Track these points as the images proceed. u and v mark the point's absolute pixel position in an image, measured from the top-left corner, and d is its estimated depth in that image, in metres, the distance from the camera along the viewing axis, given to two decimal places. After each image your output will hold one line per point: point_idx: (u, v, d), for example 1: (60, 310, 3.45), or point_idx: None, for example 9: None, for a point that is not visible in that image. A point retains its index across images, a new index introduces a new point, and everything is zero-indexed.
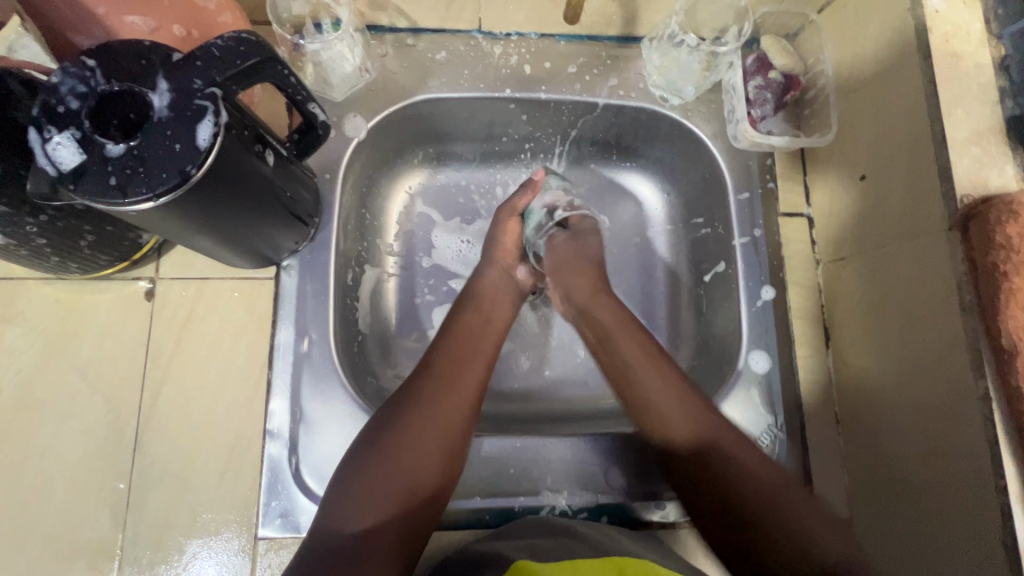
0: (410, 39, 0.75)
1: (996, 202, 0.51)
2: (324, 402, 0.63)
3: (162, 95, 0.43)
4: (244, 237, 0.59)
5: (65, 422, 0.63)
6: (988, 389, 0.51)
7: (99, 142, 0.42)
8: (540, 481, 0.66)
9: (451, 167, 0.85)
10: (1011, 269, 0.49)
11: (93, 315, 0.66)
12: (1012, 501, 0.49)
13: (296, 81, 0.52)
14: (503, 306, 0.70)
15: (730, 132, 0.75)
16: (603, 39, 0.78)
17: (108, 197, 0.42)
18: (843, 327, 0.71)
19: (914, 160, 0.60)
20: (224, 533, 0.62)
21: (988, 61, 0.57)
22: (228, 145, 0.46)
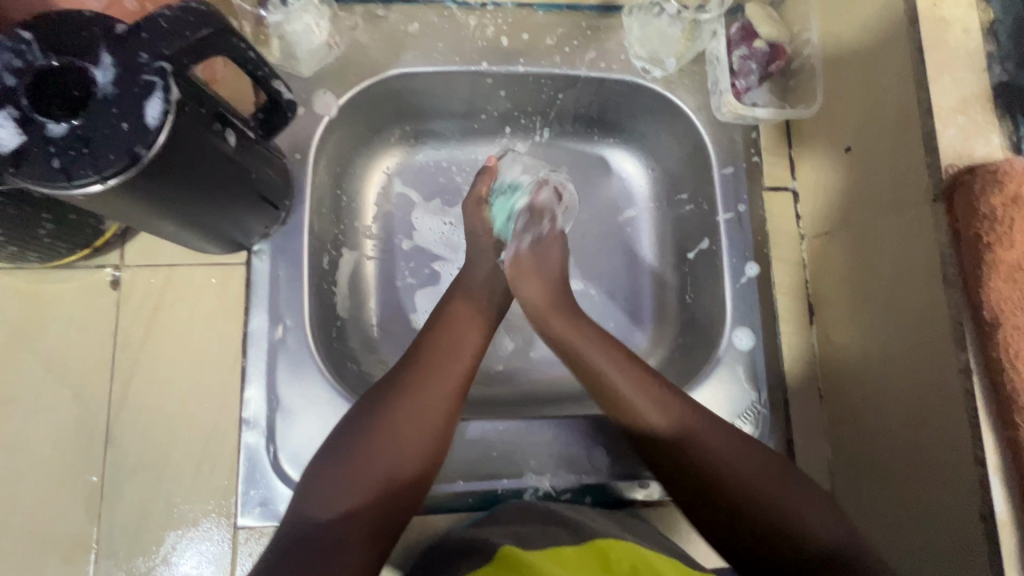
0: (381, 10, 0.72)
1: (981, 171, 0.50)
2: (301, 390, 0.62)
3: (105, 71, 0.40)
4: (210, 221, 0.56)
5: (32, 414, 0.61)
6: (970, 362, 0.51)
7: (40, 122, 0.39)
8: (523, 463, 0.66)
9: (429, 146, 0.82)
10: (995, 240, 0.49)
11: (56, 305, 0.63)
12: (990, 472, 0.49)
13: (255, 56, 0.49)
14: (493, 289, 0.69)
15: (715, 105, 0.73)
16: (583, 9, 0.75)
17: (52, 181, 0.39)
18: (828, 304, 0.70)
19: (901, 131, 0.58)
20: (202, 523, 0.61)
21: (976, 26, 0.55)
22: (182, 124, 0.44)
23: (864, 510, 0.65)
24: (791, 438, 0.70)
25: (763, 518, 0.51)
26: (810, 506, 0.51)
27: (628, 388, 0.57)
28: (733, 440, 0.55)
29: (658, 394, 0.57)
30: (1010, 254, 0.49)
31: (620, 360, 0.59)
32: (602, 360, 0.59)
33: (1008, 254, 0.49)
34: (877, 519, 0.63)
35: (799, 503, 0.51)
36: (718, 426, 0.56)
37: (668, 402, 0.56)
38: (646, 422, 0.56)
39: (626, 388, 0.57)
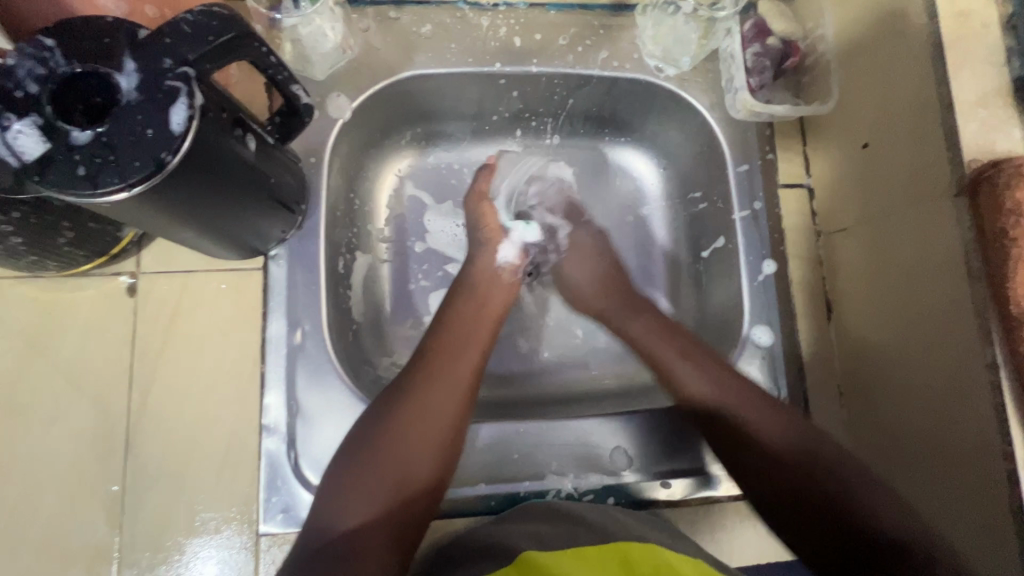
0: (393, 12, 0.71)
1: (1005, 165, 0.50)
2: (321, 395, 0.62)
3: (129, 76, 0.40)
4: (229, 226, 0.56)
5: (51, 424, 0.61)
6: (996, 357, 0.50)
7: (64, 129, 0.39)
8: (543, 465, 0.66)
9: (441, 148, 0.82)
10: (1020, 234, 0.49)
11: (72, 313, 0.63)
12: (1018, 466, 0.49)
13: (276, 60, 0.49)
14: (500, 292, 0.69)
15: (729, 103, 0.73)
16: (595, 8, 0.74)
17: (78, 189, 0.39)
18: (846, 301, 0.70)
19: (919, 126, 0.58)
20: (224, 531, 0.60)
21: (995, 19, 0.55)
22: (205, 129, 0.43)
23: None
24: None
25: (821, 495, 0.52)
26: (874, 498, 0.50)
27: (692, 380, 0.61)
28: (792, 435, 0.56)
29: (732, 382, 0.60)
30: None
31: (692, 353, 0.63)
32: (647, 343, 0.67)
33: None
34: None
35: (870, 494, 0.51)
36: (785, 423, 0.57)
37: (726, 384, 0.60)
38: (729, 411, 0.58)
39: (688, 376, 0.61)
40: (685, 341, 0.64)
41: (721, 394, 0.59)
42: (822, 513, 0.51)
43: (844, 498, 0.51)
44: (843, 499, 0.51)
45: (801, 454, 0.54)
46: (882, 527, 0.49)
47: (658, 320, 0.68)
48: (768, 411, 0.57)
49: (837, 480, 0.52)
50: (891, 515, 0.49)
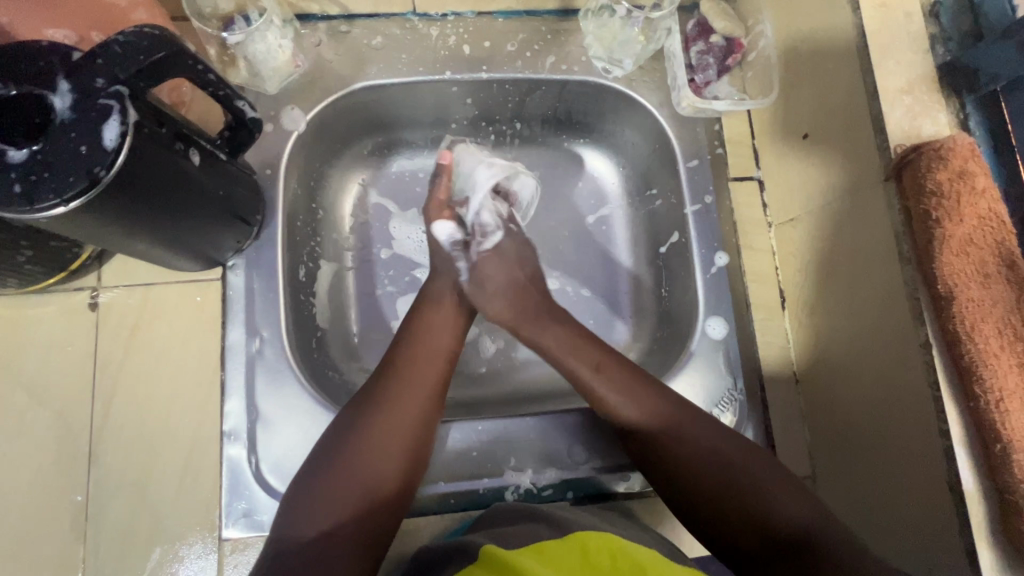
0: (344, 26, 0.73)
1: (925, 149, 0.51)
2: (280, 401, 0.63)
3: (63, 97, 0.42)
4: (182, 238, 0.58)
5: (18, 438, 0.62)
6: (929, 336, 0.51)
7: (1, 149, 0.41)
8: (503, 462, 0.66)
9: (401, 156, 0.83)
10: (943, 215, 0.50)
11: (35, 330, 0.64)
12: (955, 445, 0.50)
13: (215, 77, 0.51)
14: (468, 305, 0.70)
15: (675, 100, 0.74)
16: (542, 14, 0.76)
17: (14, 207, 0.40)
18: (798, 289, 0.71)
19: (852, 114, 0.60)
20: (188, 539, 0.61)
21: (918, 9, 0.57)
22: (143, 146, 0.45)
23: (844, 495, 0.65)
24: (769, 424, 0.70)
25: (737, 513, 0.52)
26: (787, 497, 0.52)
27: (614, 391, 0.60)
28: (708, 433, 0.57)
29: (670, 414, 0.58)
30: (960, 228, 0.50)
31: (633, 390, 0.59)
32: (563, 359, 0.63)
33: (956, 228, 0.50)
34: (853, 497, 0.63)
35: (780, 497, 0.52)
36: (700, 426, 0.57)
37: (671, 414, 0.58)
38: (687, 437, 0.56)
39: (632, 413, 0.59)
40: (631, 369, 0.61)
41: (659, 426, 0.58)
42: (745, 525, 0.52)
43: (738, 513, 0.52)
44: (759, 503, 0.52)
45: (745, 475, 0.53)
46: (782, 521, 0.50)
47: (594, 356, 0.62)
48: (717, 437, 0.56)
49: (750, 495, 0.52)
50: (797, 512, 0.51)
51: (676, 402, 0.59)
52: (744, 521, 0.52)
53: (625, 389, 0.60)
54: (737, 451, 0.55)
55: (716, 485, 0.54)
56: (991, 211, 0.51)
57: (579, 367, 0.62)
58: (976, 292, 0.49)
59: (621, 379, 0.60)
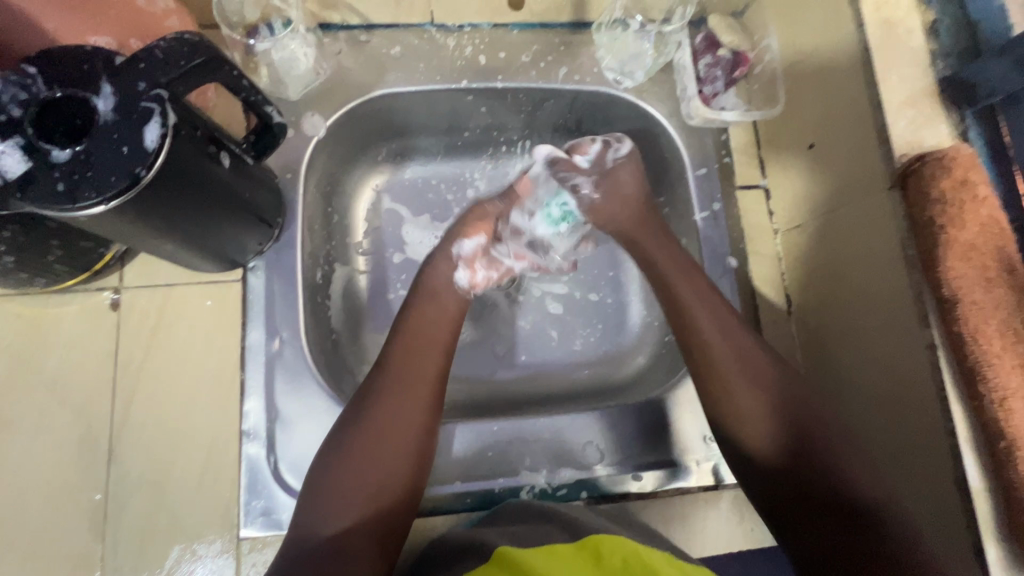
0: (364, 36, 0.75)
1: (929, 159, 0.54)
2: (300, 401, 0.64)
3: (106, 99, 0.43)
4: (208, 239, 0.59)
5: (37, 436, 0.62)
6: (934, 338, 0.53)
7: (45, 148, 0.42)
8: (518, 462, 0.67)
9: (415, 162, 0.85)
10: (948, 221, 0.53)
11: (57, 329, 0.65)
12: (960, 442, 0.51)
13: (248, 82, 0.52)
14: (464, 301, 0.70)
15: (685, 110, 0.77)
16: (556, 27, 0.79)
17: (57, 204, 0.42)
18: (803, 295, 0.73)
19: (856, 126, 0.62)
20: (205, 537, 0.62)
21: (919, 26, 0.60)
22: (179, 147, 0.46)
23: None
24: None
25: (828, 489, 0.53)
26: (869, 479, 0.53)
27: (719, 346, 0.61)
28: (790, 403, 0.57)
29: (762, 378, 0.59)
30: (963, 234, 0.52)
31: (739, 343, 0.61)
32: (695, 311, 0.62)
33: (960, 234, 0.52)
34: None
35: (863, 484, 0.52)
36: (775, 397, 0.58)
37: (750, 365, 0.59)
38: (747, 409, 0.58)
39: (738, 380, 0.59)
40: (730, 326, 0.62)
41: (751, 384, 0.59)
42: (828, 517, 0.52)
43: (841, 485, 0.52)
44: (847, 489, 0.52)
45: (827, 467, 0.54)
46: (861, 497, 0.52)
47: (727, 323, 0.62)
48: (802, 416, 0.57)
49: (842, 477, 0.53)
50: (878, 494, 0.52)
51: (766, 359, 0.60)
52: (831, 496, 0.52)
53: (736, 349, 0.60)
54: (792, 417, 0.57)
55: (786, 467, 0.56)
56: (992, 218, 0.53)
57: (705, 326, 0.61)
58: (979, 295, 0.51)
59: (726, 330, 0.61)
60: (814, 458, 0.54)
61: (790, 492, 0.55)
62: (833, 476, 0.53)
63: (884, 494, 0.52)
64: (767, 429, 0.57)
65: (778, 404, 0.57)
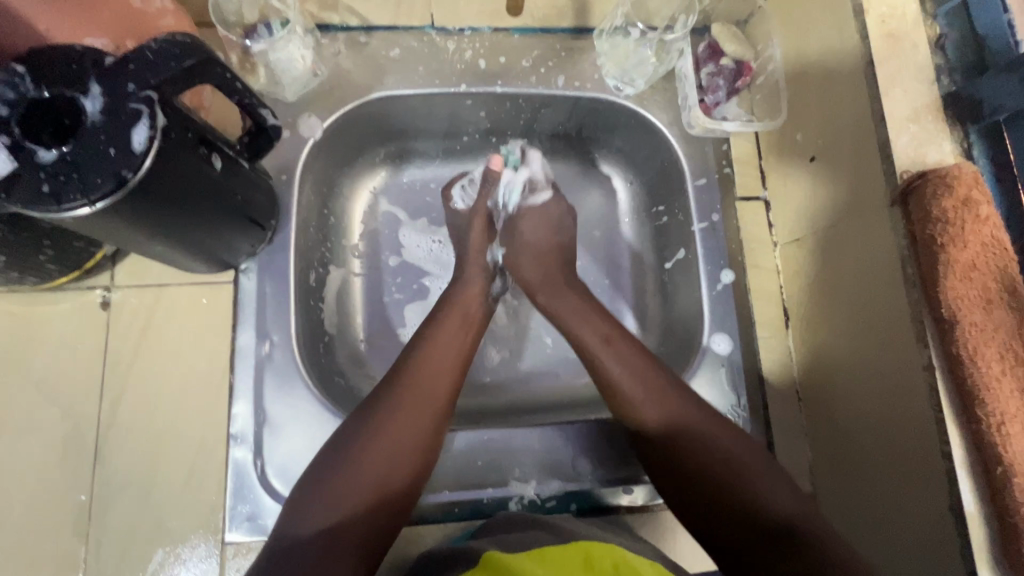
0: (363, 37, 0.75)
1: (931, 176, 0.53)
2: (289, 405, 0.63)
3: (94, 100, 0.43)
4: (198, 241, 0.58)
5: (24, 435, 0.62)
6: (933, 359, 0.52)
7: (31, 149, 0.41)
8: (507, 472, 0.67)
9: (413, 165, 0.85)
10: (948, 241, 0.51)
11: (47, 328, 0.65)
12: (957, 466, 0.50)
13: (241, 85, 0.51)
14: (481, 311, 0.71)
15: (685, 119, 0.76)
16: (557, 31, 0.78)
17: (43, 206, 0.41)
18: (802, 309, 0.72)
19: (859, 140, 0.61)
20: (190, 541, 0.61)
21: (925, 40, 0.59)
22: (169, 149, 0.46)
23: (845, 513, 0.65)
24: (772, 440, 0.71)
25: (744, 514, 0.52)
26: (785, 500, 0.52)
27: (630, 384, 0.59)
28: (707, 428, 0.56)
29: (670, 396, 0.58)
30: (964, 254, 0.51)
31: (640, 370, 0.60)
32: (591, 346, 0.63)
33: (961, 254, 0.51)
34: (854, 515, 0.64)
35: (775, 498, 0.52)
36: (709, 416, 0.57)
37: (666, 396, 0.58)
38: (684, 438, 0.56)
39: (649, 412, 0.58)
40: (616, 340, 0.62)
41: (667, 419, 0.57)
42: (740, 511, 0.52)
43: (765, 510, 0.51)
44: (752, 499, 0.52)
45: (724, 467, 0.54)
46: (777, 518, 0.51)
47: (603, 328, 0.64)
48: (686, 415, 0.57)
49: (749, 505, 0.52)
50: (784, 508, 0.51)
51: (672, 377, 0.60)
52: (751, 523, 0.51)
53: (633, 375, 0.59)
54: (708, 436, 0.56)
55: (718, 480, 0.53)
56: (995, 238, 0.52)
57: (588, 334, 0.64)
58: (979, 317, 0.50)
59: (619, 354, 0.61)
60: (734, 486, 0.53)
61: (723, 528, 0.52)
62: (749, 500, 0.52)
63: (807, 515, 0.51)
64: (682, 446, 0.56)
65: (693, 428, 0.56)
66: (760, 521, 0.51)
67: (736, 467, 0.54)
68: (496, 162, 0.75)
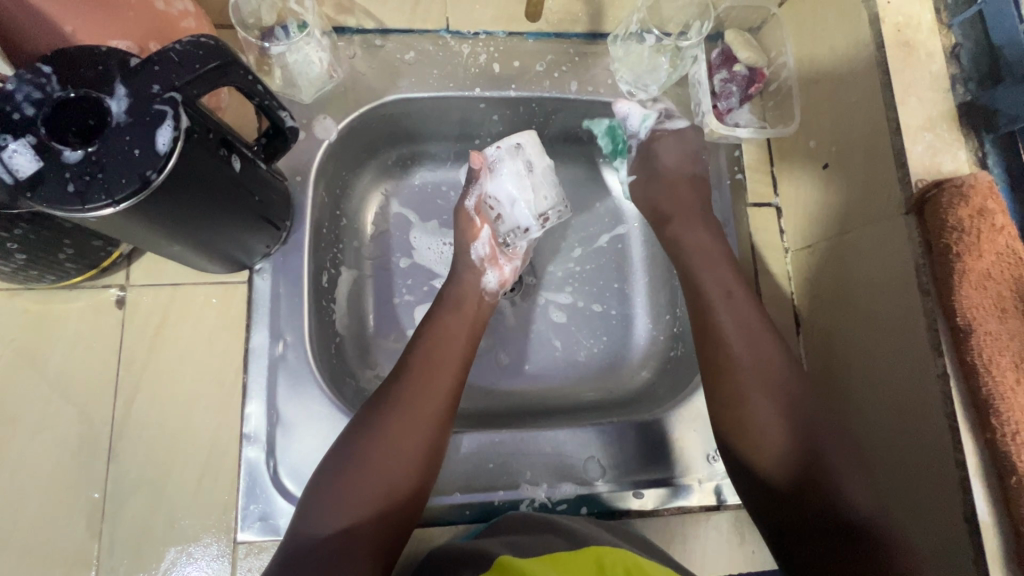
0: (378, 40, 0.75)
1: (947, 185, 0.53)
2: (302, 405, 0.63)
3: (119, 101, 0.43)
4: (215, 242, 0.59)
5: (38, 432, 0.62)
6: (946, 367, 0.53)
7: (57, 149, 0.42)
8: (518, 475, 0.67)
9: (424, 168, 0.85)
10: (963, 250, 0.52)
11: (62, 325, 0.65)
12: (971, 474, 0.51)
13: (262, 87, 0.52)
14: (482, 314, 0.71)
15: (697, 125, 0.77)
16: (570, 37, 0.78)
17: (67, 205, 0.41)
18: (812, 316, 0.72)
19: (872, 149, 0.61)
20: (202, 539, 0.61)
21: (939, 49, 0.59)
22: (190, 150, 0.46)
23: None
24: None
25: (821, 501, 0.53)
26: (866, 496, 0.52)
27: (741, 350, 0.61)
28: (796, 414, 0.57)
29: (775, 378, 0.59)
30: (979, 263, 0.52)
31: (759, 344, 0.62)
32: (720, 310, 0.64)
33: (976, 263, 0.52)
34: None
35: (854, 490, 0.53)
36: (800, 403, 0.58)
37: (772, 375, 0.60)
38: (775, 418, 0.57)
39: (752, 389, 0.59)
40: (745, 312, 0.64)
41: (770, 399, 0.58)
42: (818, 509, 0.53)
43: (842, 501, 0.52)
44: (834, 487, 0.53)
45: (803, 466, 0.55)
46: (852, 509, 0.52)
47: (733, 300, 0.65)
48: (786, 398, 0.58)
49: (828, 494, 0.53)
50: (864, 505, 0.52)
51: (784, 355, 0.61)
52: (825, 507, 0.52)
53: (750, 349, 0.61)
54: (796, 421, 0.57)
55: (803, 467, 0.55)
56: (1010, 247, 0.52)
57: (719, 306, 0.65)
58: (993, 326, 0.50)
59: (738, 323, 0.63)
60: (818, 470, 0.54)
61: (799, 514, 0.53)
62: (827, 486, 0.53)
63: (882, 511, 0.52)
64: (765, 429, 0.57)
65: (789, 413, 0.57)
66: (831, 512, 0.52)
67: (824, 454, 0.55)
68: (478, 161, 0.72)
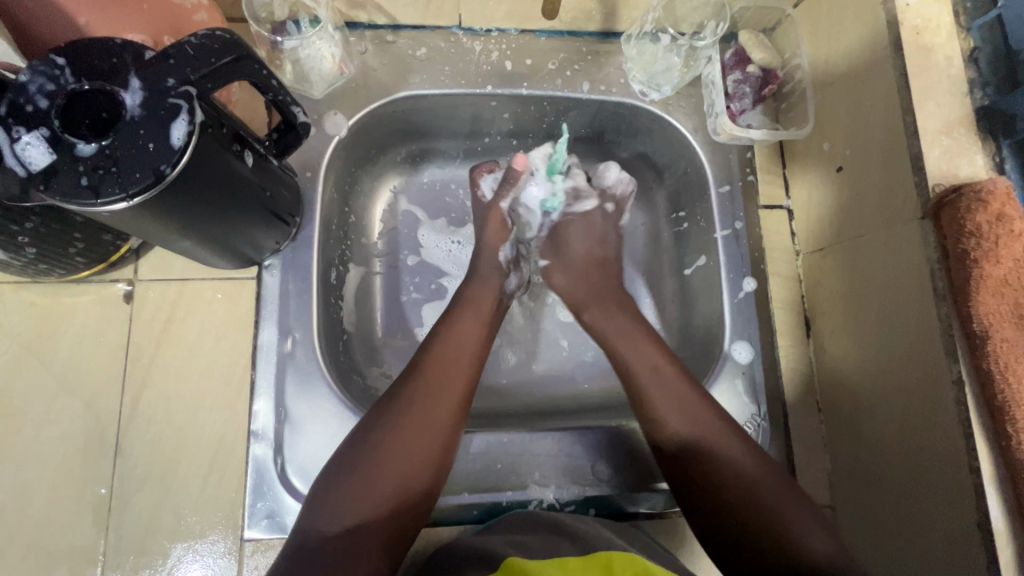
0: (390, 36, 0.75)
1: (965, 191, 0.52)
2: (310, 402, 0.63)
3: (133, 94, 0.42)
4: (224, 237, 0.58)
5: (45, 426, 0.62)
6: (962, 374, 0.52)
7: (70, 142, 0.41)
8: (527, 476, 0.67)
9: (434, 164, 0.84)
10: (982, 256, 0.51)
11: (70, 319, 0.65)
12: (985, 482, 0.50)
13: (276, 82, 0.51)
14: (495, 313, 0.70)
15: (710, 126, 0.76)
16: (583, 35, 0.78)
17: (80, 199, 0.41)
18: (824, 319, 0.72)
19: (888, 152, 0.61)
20: (208, 536, 0.61)
21: (959, 52, 0.58)
22: (204, 145, 0.46)
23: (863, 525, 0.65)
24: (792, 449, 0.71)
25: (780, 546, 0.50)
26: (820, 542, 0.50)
27: (650, 383, 0.61)
28: (748, 453, 0.56)
29: (698, 413, 0.59)
30: (997, 269, 0.51)
31: (663, 377, 0.61)
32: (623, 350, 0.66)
33: (994, 269, 0.51)
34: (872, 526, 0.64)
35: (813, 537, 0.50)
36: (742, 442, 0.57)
37: (687, 407, 0.59)
38: (725, 456, 0.56)
39: (676, 424, 0.58)
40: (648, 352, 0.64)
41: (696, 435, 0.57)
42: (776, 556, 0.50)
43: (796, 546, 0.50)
44: (783, 531, 0.51)
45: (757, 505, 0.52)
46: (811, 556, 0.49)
47: (640, 340, 0.66)
48: (713, 434, 0.57)
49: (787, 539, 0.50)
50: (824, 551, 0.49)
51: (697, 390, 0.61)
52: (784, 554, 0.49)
53: (660, 382, 0.61)
54: (749, 460, 0.56)
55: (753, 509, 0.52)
56: None
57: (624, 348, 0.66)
58: (1010, 333, 0.50)
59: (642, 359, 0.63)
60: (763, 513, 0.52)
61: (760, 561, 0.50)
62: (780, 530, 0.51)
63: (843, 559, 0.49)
64: (719, 467, 0.55)
65: (729, 451, 0.56)
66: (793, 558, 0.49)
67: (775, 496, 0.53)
68: (519, 162, 0.75)
